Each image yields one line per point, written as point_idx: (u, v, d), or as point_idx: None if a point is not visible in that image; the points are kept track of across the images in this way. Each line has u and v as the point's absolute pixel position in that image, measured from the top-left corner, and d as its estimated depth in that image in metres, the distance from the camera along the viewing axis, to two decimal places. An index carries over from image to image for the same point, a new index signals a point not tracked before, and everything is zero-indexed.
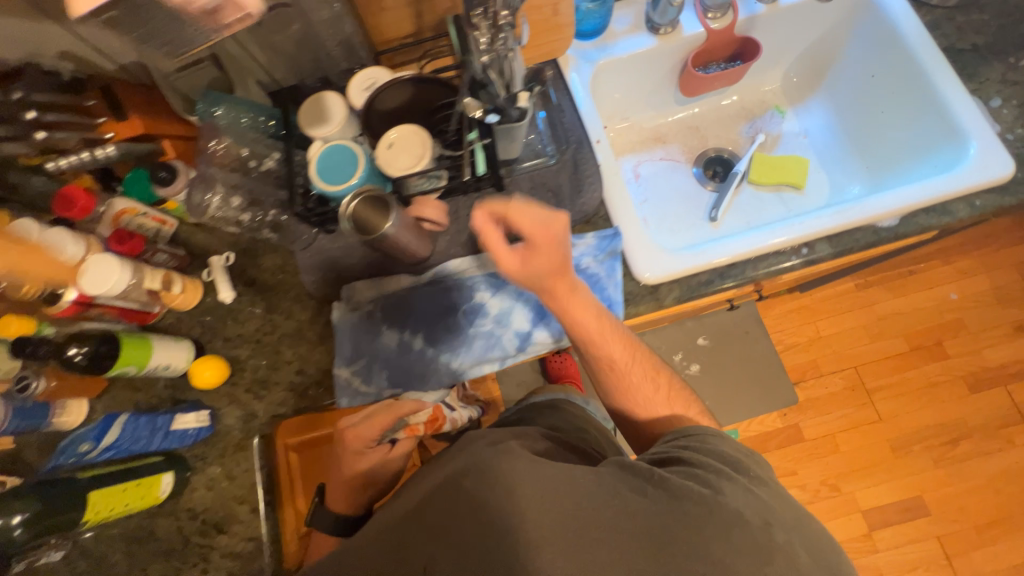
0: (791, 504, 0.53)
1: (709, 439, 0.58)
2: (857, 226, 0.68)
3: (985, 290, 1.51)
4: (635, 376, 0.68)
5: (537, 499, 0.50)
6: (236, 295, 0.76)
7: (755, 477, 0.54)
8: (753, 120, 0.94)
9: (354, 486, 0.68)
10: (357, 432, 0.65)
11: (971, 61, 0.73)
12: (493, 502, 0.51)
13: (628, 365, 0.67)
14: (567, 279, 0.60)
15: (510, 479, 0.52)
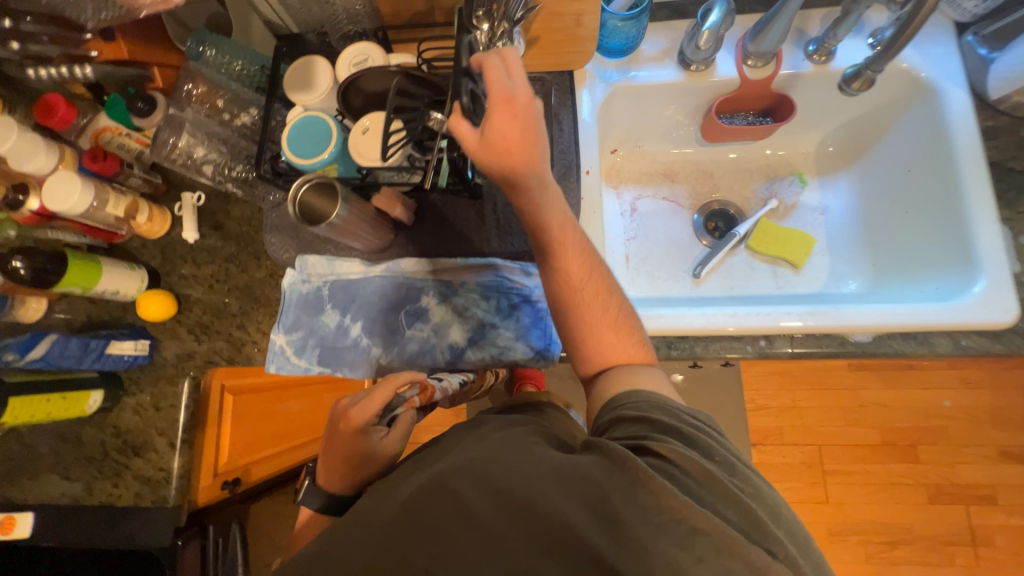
0: (765, 494, 0.44)
1: (670, 415, 0.48)
2: (826, 332, 0.63)
3: (982, 407, 1.43)
4: (625, 347, 0.55)
5: (505, 512, 0.42)
6: (201, 236, 0.77)
7: (731, 468, 0.45)
8: (771, 182, 0.87)
9: (350, 462, 0.56)
10: (358, 412, 0.56)
11: (1018, 185, 0.65)
12: (456, 516, 0.42)
13: (614, 315, 0.55)
14: (534, 168, 0.51)
15: (466, 494, 0.43)
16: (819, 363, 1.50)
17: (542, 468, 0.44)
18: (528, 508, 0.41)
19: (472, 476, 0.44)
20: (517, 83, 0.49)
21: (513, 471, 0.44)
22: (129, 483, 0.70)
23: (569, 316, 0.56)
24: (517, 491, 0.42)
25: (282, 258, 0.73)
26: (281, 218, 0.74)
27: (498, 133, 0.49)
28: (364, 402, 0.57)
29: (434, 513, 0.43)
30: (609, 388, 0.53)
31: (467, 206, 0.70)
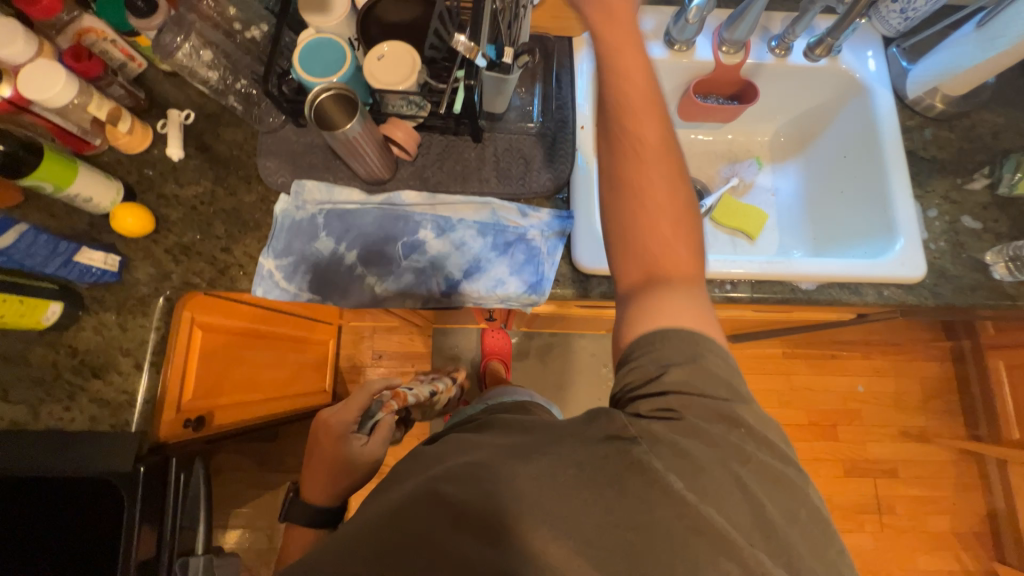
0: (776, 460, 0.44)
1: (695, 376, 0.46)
2: (780, 279, 0.73)
3: (887, 392, 1.66)
4: (678, 257, 0.51)
5: (496, 511, 0.41)
6: (185, 156, 0.74)
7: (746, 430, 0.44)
8: (733, 163, 0.98)
9: (335, 471, 0.75)
10: (339, 420, 0.79)
11: (926, 171, 0.79)
12: (445, 518, 0.41)
13: (674, 197, 0.52)
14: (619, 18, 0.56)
15: (458, 497, 0.42)
16: (758, 350, 1.67)
17: (542, 465, 0.42)
18: (531, 500, 0.40)
19: (462, 479, 0.43)
20: None
21: (525, 470, 0.42)
22: (85, 407, 0.65)
23: (622, 229, 0.53)
24: (520, 488, 0.41)
25: (276, 182, 0.72)
26: (278, 144, 0.73)
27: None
28: (342, 413, 0.81)
29: (421, 517, 0.41)
30: (656, 305, 0.49)
31: (468, 147, 0.75)
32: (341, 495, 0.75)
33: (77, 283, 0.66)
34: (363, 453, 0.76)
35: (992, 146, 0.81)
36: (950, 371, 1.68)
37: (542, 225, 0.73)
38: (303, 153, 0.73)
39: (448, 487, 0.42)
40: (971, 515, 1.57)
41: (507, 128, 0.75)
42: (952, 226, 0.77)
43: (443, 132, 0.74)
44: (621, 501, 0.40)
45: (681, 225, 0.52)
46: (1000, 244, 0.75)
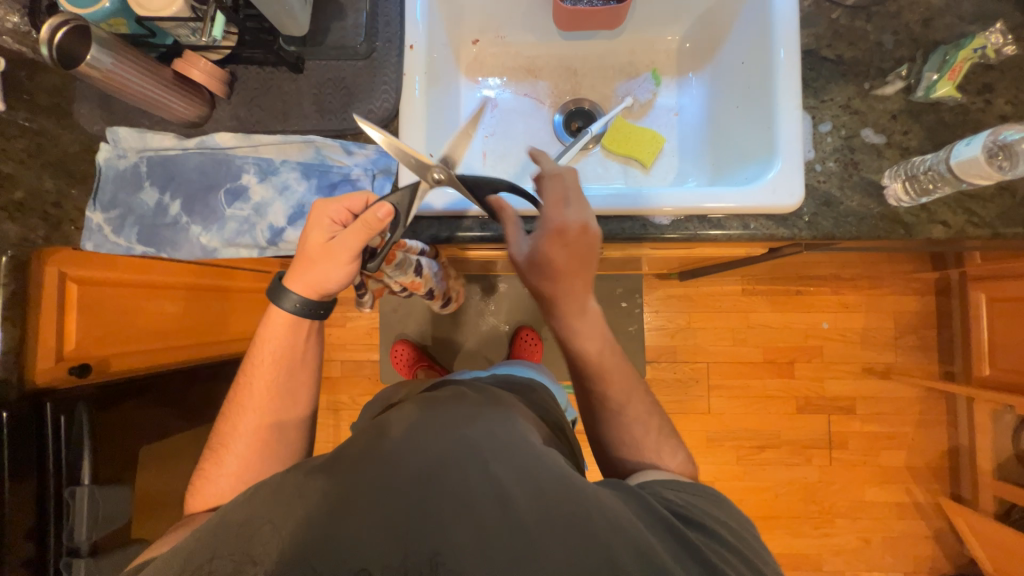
0: (744, 531, 0.52)
1: (687, 489, 0.56)
2: (628, 214, 0.66)
3: (855, 328, 1.57)
4: (654, 437, 0.65)
5: (543, 514, 0.48)
6: (7, 108, 0.71)
7: (718, 512, 0.53)
8: (629, 80, 0.87)
9: (315, 258, 0.63)
10: (319, 216, 0.61)
11: (827, 73, 0.67)
12: (493, 499, 0.48)
13: (626, 386, 0.67)
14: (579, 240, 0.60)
15: (508, 485, 0.49)
16: (715, 287, 1.59)
17: (562, 477, 0.51)
18: (549, 521, 0.47)
19: (517, 470, 0.51)
20: (567, 209, 0.61)
21: (551, 482, 0.50)
22: None
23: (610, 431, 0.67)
24: (542, 504, 0.48)
25: (92, 129, 0.69)
26: (92, 88, 0.70)
27: (556, 248, 0.60)
28: (335, 203, 0.61)
29: (458, 481, 0.50)
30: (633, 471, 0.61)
31: (286, 79, 0.68)
32: (318, 292, 0.66)
33: None
34: (338, 253, 0.62)
35: (919, 37, 0.66)
36: (929, 305, 1.55)
37: (367, 164, 0.68)
38: (117, 97, 0.69)
39: (493, 462, 0.51)
40: (930, 451, 1.53)
41: (327, 53, 0.68)
42: (847, 142, 0.65)
43: (260, 65, 0.68)
44: (621, 541, 0.46)
45: (645, 401, 0.68)
46: (900, 162, 0.64)
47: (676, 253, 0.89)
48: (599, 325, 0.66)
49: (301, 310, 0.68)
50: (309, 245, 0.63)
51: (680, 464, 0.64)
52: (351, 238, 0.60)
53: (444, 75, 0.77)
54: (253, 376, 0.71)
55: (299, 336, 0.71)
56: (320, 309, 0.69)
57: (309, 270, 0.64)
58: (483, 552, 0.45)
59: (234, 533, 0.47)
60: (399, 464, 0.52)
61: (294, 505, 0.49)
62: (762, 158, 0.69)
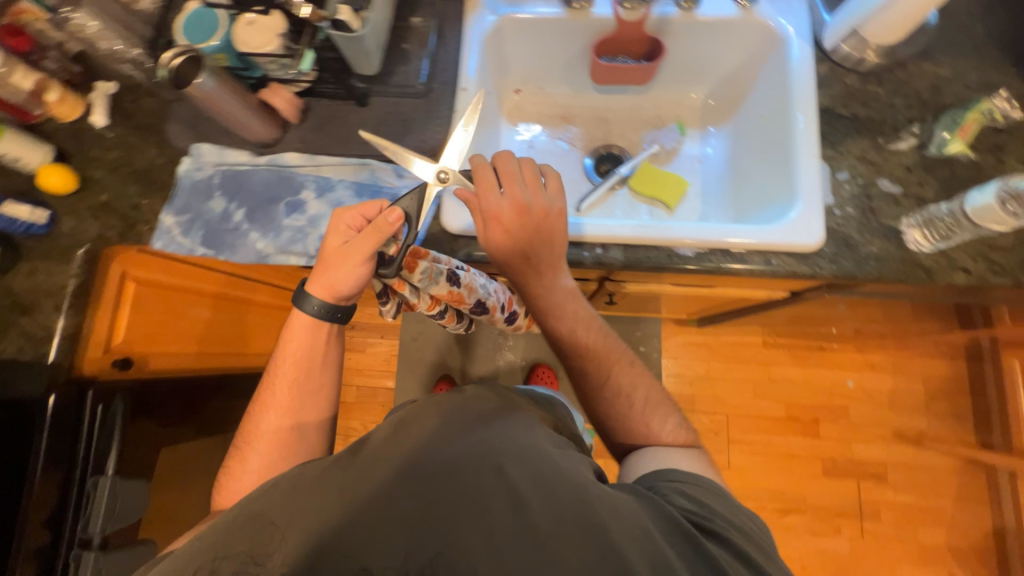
0: (753, 528, 0.53)
1: (692, 482, 0.57)
2: (654, 244, 0.70)
3: (883, 390, 1.52)
4: (648, 410, 0.67)
5: (555, 522, 0.48)
6: (109, 123, 0.83)
7: (729, 511, 0.53)
8: (655, 130, 0.95)
9: (328, 262, 0.65)
10: (335, 223, 0.64)
11: (843, 128, 0.72)
12: (506, 502, 0.49)
13: (614, 365, 0.69)
14: (518, 219, 0.62)
15: (523, 492, 0.50)
16: (735, 338, 1.58)
17: (575, 486, 0.51)
18: (561, 525, 0.48)
19: (531, 477, 0.51)
20: (505, 194, 0.61)
21: (561, 492, 0.50)
22: (14, 339, 0.75)
23: (609, 415, 0.67)
24: (554, 509, 0.49)
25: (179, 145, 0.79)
26: (185, 111, 0.80)
27: (504, 232, 0.62)
28: (350, 211, 0.64)
29: (473, 482, 0.51)
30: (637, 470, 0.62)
31: (352, 111, 0.77)
32: (332, 297, 0.67)
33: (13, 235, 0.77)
34: (350, 256, 0.63)
35: (929, 101, 0.72)
36: (960, 371, 1.51)
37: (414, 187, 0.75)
38: (205, 119, 0.80)
39: (509, 466, 0.52)
40: (972, 530, 1.41)
41: (390, 91, 0.77)
42: (864, 190, 0.69)
43: (331, 98, 0.77)
44: (631, 549, 0.47)
45: (639, 373, 0.69)
46: (917, 210, 0.67)
47: (698, 291, 0.92)
48: (575, 303, 0.69)
49: (320, 314, 0.69)
50: (325, 251, 0.65)
51: (670, 433, 0.65)
52: (364, 241, 0.62)
53: (488, 117, 0.86)
54: (277, 376, 0.73)
55: (319, 343, 0.72)
56: (339, 314, 0.70)
57: (323, 274, 0.66)
58: (494, 554, 0.46)
59: (252, 533, 0.50)
60: (418, 464, 0.52)
61: (310, 506, 0.51)
62: (782, 201, 0.73)
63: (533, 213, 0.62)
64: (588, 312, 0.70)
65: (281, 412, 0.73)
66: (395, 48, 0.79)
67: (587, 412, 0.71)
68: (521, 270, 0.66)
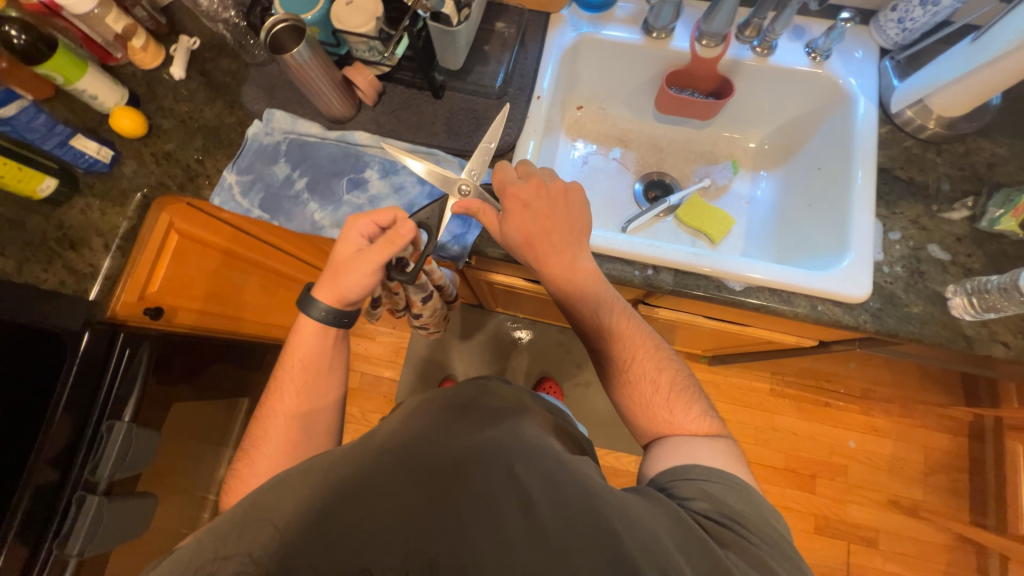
0: (776, 533, 0.50)
1: (710, 478, 0.54)
2: (705, 273, 0.72)
3: (883, 454, 1.52)
4: (675, 404, 0.63)
5: (565, 525, 0.43)
6: (186, 77, 0.84)
7: (749, 514, 0.50)
8: (708, 165, 0.97)
9: (339, 270, 0.63)
10: (348, 232, 0.62)
11: (900, 190, 0.75)
12: (517, 500, 0.44)
13: (639, 358, 0.66)
14: (537, 194, 0.65)
15: (532, 490, 0.45)
16: (744, 381, 1.59)
17: (586, 491, 0.46)
18: (570, 531, 0.43)
19: (541, 475, 0.46)
20: (523, 177, 0.66)
21: (570, 493, 0.45)
22: (57, 271, 0.75)
23: (633, 408, 0.65)
24: (566, 515, 0.44)
25: (252, 108, 0.80)
26: (263, 76, 0.82)
27: (530, 206, 0.65)
28: (363, 220, 0.62)
29: (480, 476, 0.46)
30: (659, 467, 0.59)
31: (427, 101, 0.79)
32: (342, 304, 0.64)
33: (75, 169, 0.77)
34: (361, 265, 0.61)
35: (984, 177, 0.74)
36: (961, 448, 1.51)
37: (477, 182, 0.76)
38: (281, 87, 0.81)
39: (518, 464, 0.47)
40: None
41: (466, 89, 0.80)
42: (914, 252, 0.71)
43: (408, 86, 0.80)
44: (646, 562, 0.42)
45: (668, 366, 0.66)
46: (963, 279, 0.69)
47: (729, 328, 0.93)
48: (596, 288, 0.66)
49: (327, 320, 0.64)
50: (337, 257, 0.63)
51: (695, 421, 0.62)
52: (378, 252, 0.61)
53: (552, 127, 0.88)
54: (280, 381, 0.66)
55: (327, 343, 0.66)
56: (346, 319, 0.66)
57: (330, 278, 0.63)
58: (503, 560, 0.41)
59: (243, 530, 0.44)
60: (419, 456, 0.48)
61: (294, 494, 0.46)
62: (833, 250, 0.75)
63: (550, 191, 0.65)
64: (611, 296, 0.67)
65: (282, 422, 0.65)
66: (477, 49, 0.81)
67: (612, 400, 0.68)
68: (545, 251, 0.64)
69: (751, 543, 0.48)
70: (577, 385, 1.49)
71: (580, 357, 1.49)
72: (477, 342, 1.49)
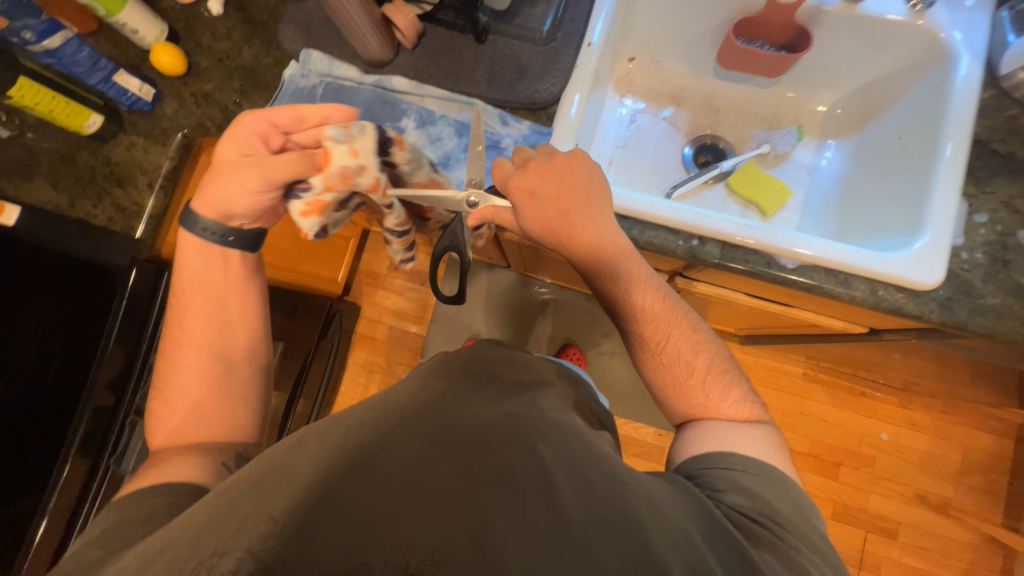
0: (814, 530, 0.48)
1: (746, 471, 0.52)
2: (758, 248, 0.66)
3: (918, 449, 1.46)
4: (710, 390, 0.61)
5: (589, 511, 0.42)
6: (223, 13, 0.81)
7: (787, 511, 0.49)
8: (769, 129, 0.89)
9: (225, 177, 0.58)
10: (240, 127, 0.58)
11: (994, 168, 0.68)
12: (539, 481, 0.43)
13: (673, 339, 0.63)
14: (550, 172, 0.62)
15: (557, 476, 0.44)
16: (776, 364, 1.53)
17: (610, 477, 0.46)
18: (595, 517, 0.42)
19: (566, 459, 0.46)
20: (540, 154, 0.64)
21: (597, 480, 0.45)
22: (106, 208, 0.78)
23: (664, 390, 0.64)
24: (589, 499, 0.43)
25: (290, 47, 0.77)
26: (301, 14, 0.79)
27: (546, 188, 0.61)
28: (258, 115, 0.57)
29: (503, 454, 0.45)
30: (689, 453, 0.58)
31: (469, 46, 0.75)
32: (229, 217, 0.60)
33: (119, 105, 0.78)
34: (251, 176, 0.56)
35: None
36: (1006, 450, 1.43)
37: (517, 137, 0.72)
38: (318, 26, 0.78)
39: (542, 445, 0.46)
40: None
41: (512, 34, 0.75)
42: (1001, 239, 0.64)
43: (449, 28, 0.75)
44: (670, 554, 0.41)
45: (705, 347, 0.64)
46: None
47: (771, 307, 0.87)
48: (627, 265, 0.63)
49: (215, 237, 0.61)
50: (223, 158, 0.58)
51: (732, 407, 0.60)
52: (277, 163, 0.55)
53: (600, 81, 0.82)
54: (184, 311, 0.64)
55: (228, 274, 0.64)
56: (232, 238, 0.62)
57: (212, 186, 0.58)
58: (525, 542, 0.40)
59: (263, 490, 0.43)
60: (440, 427, 0.47)
61: (308, 455, 0.46)
62: (905, 229, 0.68)
63: (567, 169, 0.62)
64: (643, 274, 0.64)
65: (184, 349, 0.63)
66: None
67: (644, 380, 0.66)
68: (569, 233, 0.62)
69: (786, 543, 0.46)
70: (600, 354, 1.47)
71: (606, 326, 1.46)
72: (502, 304, 1.49)
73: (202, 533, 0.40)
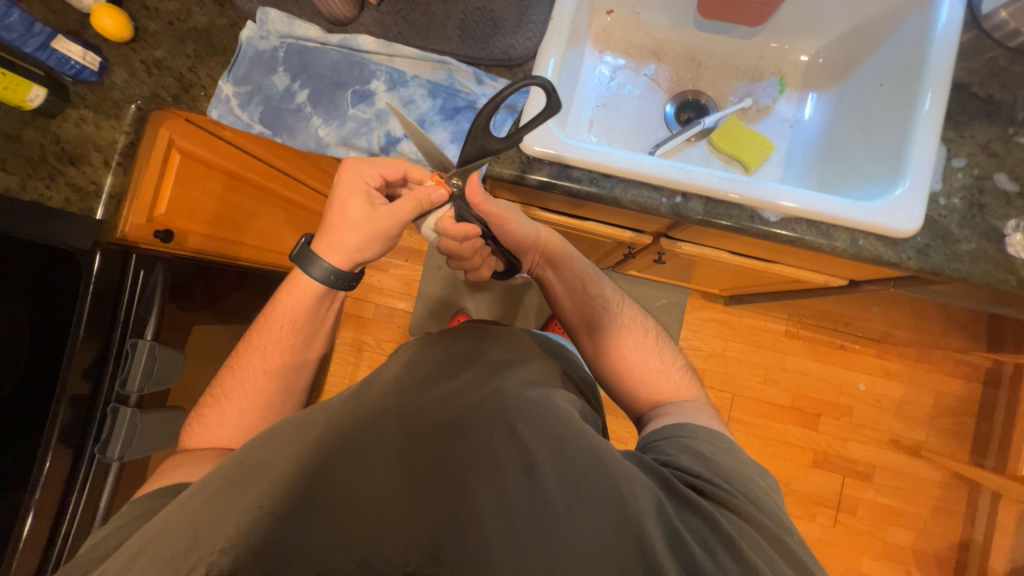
0: (767, 490, 0.50)
1: (700, 436, 0.53)
2: (739, 202, 0.66)
3: (893, 397, 1.52)
4: (660, 358, 0.65)
5: (571, 492, 0.43)
6: None
7: (735, 471, 0.50)
8: (752, 82, 0.87)
9: (360, 228, 0.61)
10: (364, 173, 0.61)
11: (973, 110, 0.68)
12: (520, 458, 0.44)
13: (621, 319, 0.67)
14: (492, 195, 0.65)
15: (538, 453, 0.45)
16: (759, 322, 1.56)
17: (594, 452, 0.46)
18: (578, 496, 0.43)
19: (544, 434, 0.46)
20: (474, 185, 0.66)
21: (580, 454, 0.45)
22: (59, 189, 0.73)
23: (618, 376, 0.65)
24: (569, 477, 0.44)
25: (245, 6, 0.72)
26: None
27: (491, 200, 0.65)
28: (374, 168, 0.61)
29: (481, 440, 0.45)
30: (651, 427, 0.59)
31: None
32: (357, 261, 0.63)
33: (64, 75, 0.71)
34: (385, 221, 0.60)
35: None
36: (974, 392, 1.51)
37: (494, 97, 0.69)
38: None
39: (523, 425, 0.46)
40: (941, 538, 1.47)
41: None
42: (978, 182, 0.65)
43: None
44: (651, 526, 0.42)
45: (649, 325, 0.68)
46: None
47: (755, 263, 0.88)
48: (567, 258, 0.69)
49: (327, 280, 0.63)
50: (350, 208, 0.61)
51: (679, 370, 0.65)
52: (400, 204, 0.59)
53: (578, 35, 0.78)
54: (262, 341, 0.65)
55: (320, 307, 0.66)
56: (349, 283, 0.65)
57: (346, 235, 0.61)
58: (510, 521, 0.41)
59: (244, 484, 0.42)
60: (418, 414, 0.47)
61: (289, 447, 0.44)
62: (883, 178, 0.68)
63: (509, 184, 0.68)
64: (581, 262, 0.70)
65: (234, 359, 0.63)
66: None
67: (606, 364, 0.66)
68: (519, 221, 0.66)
69: (743, 502, 0.46)
70: None
71: None
72: None
73: (189, 534, 0.39)
